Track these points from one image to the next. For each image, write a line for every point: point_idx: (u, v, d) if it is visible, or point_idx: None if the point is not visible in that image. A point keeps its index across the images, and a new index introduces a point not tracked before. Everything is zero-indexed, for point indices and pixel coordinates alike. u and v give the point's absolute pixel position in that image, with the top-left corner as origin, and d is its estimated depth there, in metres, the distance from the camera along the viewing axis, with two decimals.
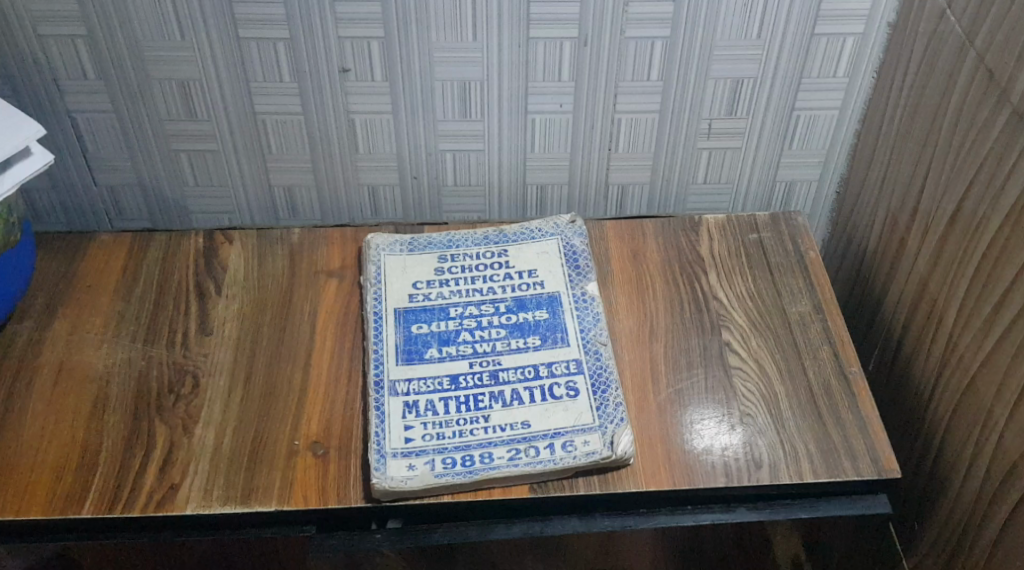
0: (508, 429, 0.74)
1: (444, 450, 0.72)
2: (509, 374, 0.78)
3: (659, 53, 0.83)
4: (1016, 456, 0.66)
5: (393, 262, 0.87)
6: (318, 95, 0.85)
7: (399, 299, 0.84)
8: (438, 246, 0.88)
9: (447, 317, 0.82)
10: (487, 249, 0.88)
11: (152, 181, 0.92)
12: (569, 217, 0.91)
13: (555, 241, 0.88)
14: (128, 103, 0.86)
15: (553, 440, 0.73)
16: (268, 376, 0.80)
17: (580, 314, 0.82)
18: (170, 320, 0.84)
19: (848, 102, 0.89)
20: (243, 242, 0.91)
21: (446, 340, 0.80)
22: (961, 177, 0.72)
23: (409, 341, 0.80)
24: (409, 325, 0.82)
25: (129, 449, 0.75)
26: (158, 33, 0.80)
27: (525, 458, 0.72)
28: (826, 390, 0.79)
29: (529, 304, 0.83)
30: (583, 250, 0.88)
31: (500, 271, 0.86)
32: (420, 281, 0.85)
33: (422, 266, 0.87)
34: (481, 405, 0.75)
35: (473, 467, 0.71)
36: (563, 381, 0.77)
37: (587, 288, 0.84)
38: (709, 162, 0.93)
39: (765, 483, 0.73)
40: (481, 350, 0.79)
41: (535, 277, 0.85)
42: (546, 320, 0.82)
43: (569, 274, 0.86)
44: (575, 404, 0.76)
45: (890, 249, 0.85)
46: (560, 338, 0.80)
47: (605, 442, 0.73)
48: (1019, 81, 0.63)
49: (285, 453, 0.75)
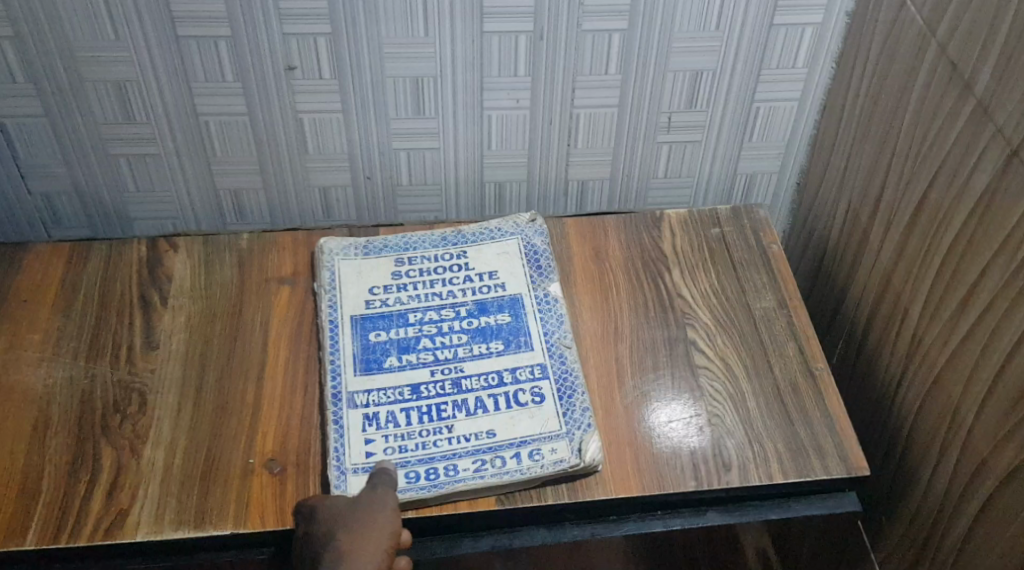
0: (473, 440, 0.71)
1: (407, 464, 0.70)
2: (473, 381, 0.75)
3: (617, 46, 0.81)
4: (984, 451, 0.65)
5: (349, 267, 0.84)
6: (264, 94, 0.82)
7: (356, 305, 0.81)
8: (394, 248, 0.85)
9: (407, 323, 0.79)
10: (446, 250, 0.85)
11: (91, 187, 0.88)
12: (529, 215, 0.89)
13: (515, 241, 0.86)
14: (61, 106, 0.81)
15: (519, 449, 0.71)
16: (219, 392, 0.77)
17: (542, 316, 0.80)
18: (114, 335, 0.80)
19: (807, 93, 0.87)
20: (189, 249, 0.87)
21: (406, 348, 0.77)
22: (924, 170, 0.71)
23: (367, 350, 0.78)
24: (366, 333, 0.79)
25: (74, 473, 0.71)
26: (89, 31, 0.76)
27: (491, 469, 0.70)
28: (792, 386, 0.78)
29: (490, 307, 0.81)
30: (544, 248, 0.85)
31: (459, 273, 0.83)
32: (377, 287, 0.82)
33: (379, 270, 0.84)
34: (444, 415, 0.73)
35: (437, 481, 0.69)
36: (527, 388, 0.75)
37: (551, 288, 0.82)
38: (669, 156, 0.92)
39: (735, 486, 0.72)
40: (442, 357, 0.77)
41: (496, 279, 0.83)
42: (509, 323, 0.79)
43: (530, 274, 0.83)
44: (541, 411, 0.74)
45: (853, 242, 0.85)
46: (524, 342, 0.78)
47: (573, 450, 0.71)
48: (983, 74, 0.62)
49: (240, 472, 0.71)
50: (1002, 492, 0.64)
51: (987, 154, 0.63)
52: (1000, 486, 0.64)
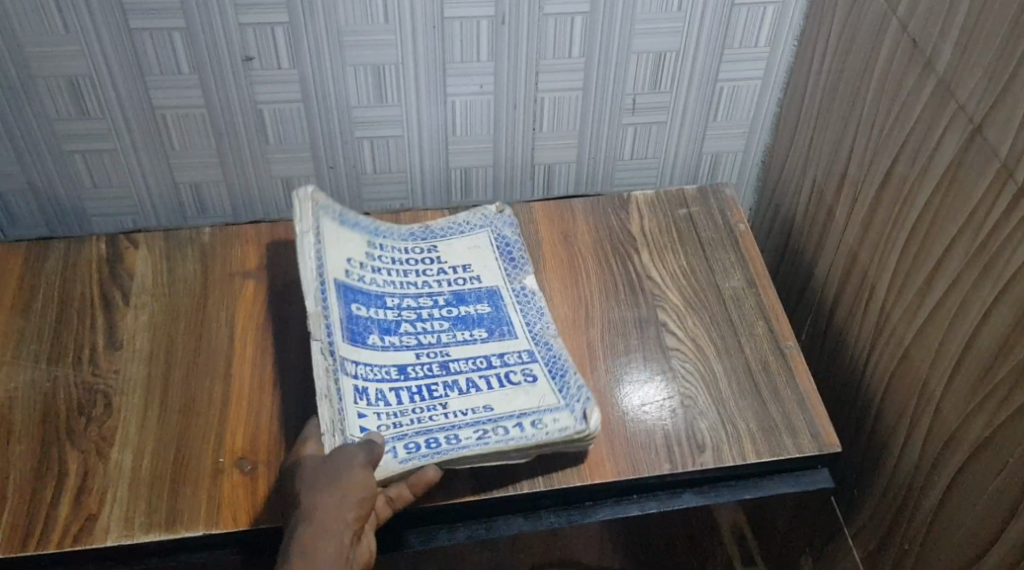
0: (470, 413, 0.70)
1: (405, 436, 0.68)
2: (460, 365, 0.75)
3: (580, 29, 0.81)
4: (953, 424, 0.66)
5: (331, 226, 0.80)
6: (222, 85, 0.80)
7: (338, 271, 0.77)
8: (368, 232, 0.82)
9: (387, 305, 0.78)
10: (416, 244, 0.84)
11: (45, 185, 0.86)
12: (497, 205, 0.87)
13: (486, 234, 0.85)
14: (10, 103, 0.78)
15: (520, 420, 0.70)
16: (186, 391, 0.75)
17: (523, 305, 0.80)
18: (75, 336, 0.78)
19: (770, 72, 0.88)
20: (149, 246, 0.85)
21: (387, 329, 0.76)
22: (888, 146, 0.71)
23: (352, 321, 0.75)
24: (350, 303, 0.76)
25: (38, 479, 0.69)
26: (37, 25, 0.73)
27: (494, 437, 0.68)
28: (763, 365, 0.79)
29: (469, 298, 0.80)
30: (515, 240, 0.85)
31: (431, 266, 0.82)
32: (354, 260, 0.79)
33: (356, 244, 0.81)
34: (436, 393, 0.72)
35: (439, 448, 0.67)
36: (518, 369, 0.75)
37: (526, 281, 0.82)
38: (634, 138, 0.91)
39: (709, 467, 0.72)
40: (427, 342, 0.76)
41: (471, 272, 0.82)
42: (490, 313, 0.79)
43: (504, 267, 0.83)
44: (535, 388, 0.73)
45: (818, 219, 0.85)
46: (507, 330, 0.78)
47: (576, 418, 0.70)
48: (944, 52, 0.63)
49: (211, 472, 0.70)
50: (971, 465, 0.65)
51: (949, 131, 0.63)
52: (970, 459, 0.65)
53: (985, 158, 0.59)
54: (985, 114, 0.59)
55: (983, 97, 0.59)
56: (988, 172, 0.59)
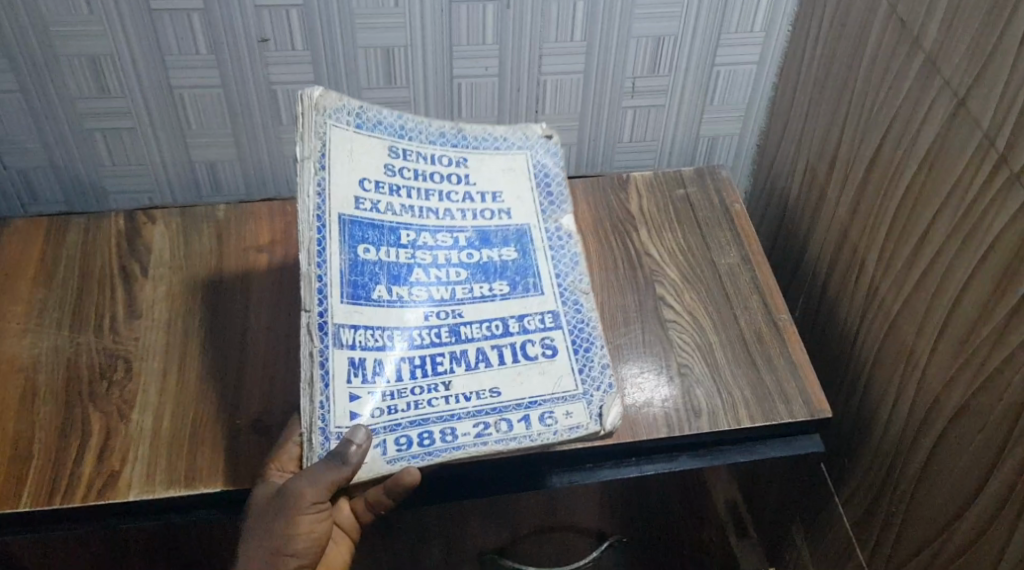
0: (474, 400, 0.66)
1: (397, 428, 0.64)
2: (473, 330, 0.68)
3: (582, 13, 0.84)
4: (937, 389, 0.69)
5: (341, 139, 0.68)
6: (238, 65, 0.83)
7: (346, 200, 0.67)
8: (388, 132, 0.71)
9: (399, 243, 0.69)
10: (445, 152, 0.73)
11: (66, 162, 0.89)
12: (542, 128, 0.78)
13: (524, 157, 0.76)
14: (35, 81, 0.82)
15: (528, 411, 0.66)
16: (203, 358, 0.79)
17: (554, 255, 0.73)
18: (96, 305, 0.82)
19: (765, 56, 0.91)
20: (166, 221, 0.88)
21: (396, 277, 0.68)
22: (879, 124, 0.74)
23: (356, 269, 0.66)
24: (355, 244, 0.67)
25: (63, 438, 0.73)
26: (62, 5, 0.77)
27: (495, 434, 0.65)
28: (757, 337, 0.82)
29: (494, 239, 0.72)
30: (555, 171, 0.76)
31: (458, 187, 0.73)
32: (368, 180, 0.69)
33: (371, 154, 0.70)
34: (440, 369, 0.66)
35: (433, 448, 0.64)
36: (537, 338, 0.69)
37: (562, 221, 0.75)
38: (634, 120, 0.95)
39: (705, 431, 0.75)
40: (439, 295, 0.69)
41: (501, 203, 0.74)
42: (516, 260, 0.72)
43: (540, 201, 0.75)
44: (553, 366, 0.68)
45: (811, 199, 0.88)
46: (532, 284, 0.71)
47: (592, 415, 0.67)
48: (930, 32, 0.66)
49: (228, 433, 0.74)
50: (954, 427, 0.68)
51: (935, 107, 0.66)
52: (953, 422, 0.68)
53: (969, 130, 0.63)
54: (968, 88, 0.62)
55: (967, 72, 0.62)
56: (971, 143, 0.63)
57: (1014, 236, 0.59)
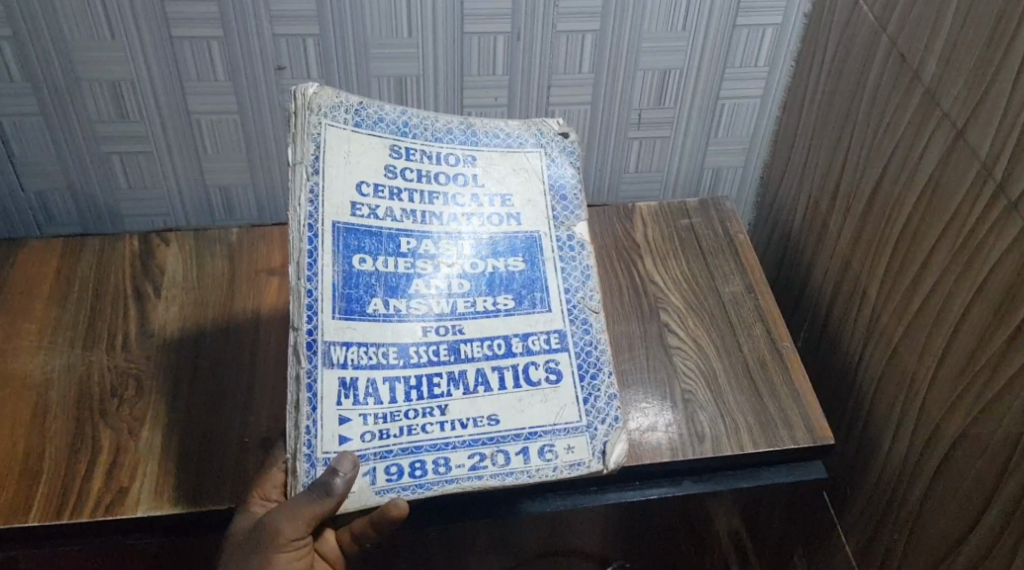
0: (471, 427, 0.64)
1: (388, 455, 0.62)
2: (474, 348, 0.66)
3: (590, 46, 0.86)
4: (938, 416, 0.70)
5: (337, 140, 0.65)
6: (254, 92, 0.85)
7: (340, 207, 0.64)
8: (391, 129, 0.67)
9: (398, 252, 0.66)
10: (453, 150, 0.69)
11: (83, 185, 0.91)
12: (558, 124, 0.73)
13: (536, 155, 0.71)
14: (56, 104, 0.84)
15: (527, 444, 0.65)
16: (213, 377, 0.80)
17: (564, 267, 0.69)
18: (109, 324, 0.83)
19: (769, 90, 0.93)
20: (179, 243, 0.90)
21: (394, 289, 0.65)
22: (879, 155, 0.76)
23: (349, 282, 0.64)
24: (349, 255, 0.64)
25: (74, 454, 0.74)
26: (87, 32, 0.79)
27: (491, 468, 0.64)
28: (760, 364, 0.83)
29: (501, 248, 0.68)
30: (572, 173, 0.71)
31: (465, 189, 0.69)
32: (366, 183, 0.65)
33: (370, 155, 0.66)
34: (437, 391, 0.64)
35: (424, 480, 0.63)
36: (542, 361, 0.67)
37: (575, 229, 0.70)
38: (639, 151, 0.96)
39: (708, 456, 0.76)
40: (439, 309, 0.66)
41: (511, 208, 0.69)
42: (523, 272, 0.68)
43: (553, 206, 0.70)
44: (556, 394, 0.66)
45: (814, 230, 0.90)
46: (539, 299, 0.68)
47: (594, 452, 0.66)
48: (929, 66, 0.68)
49: (236, 452, 0.74)
50: (954, 454, 0.68)
51: (934, 139, 0.68)
52: (953, 449, 0.69)
53: (967, 160, 0.64)
54: (966, 120, 0.64)
55: (965, 104, 0.64)
56: (969, 173, 0.64)
57: (1011, 264, 0.60)
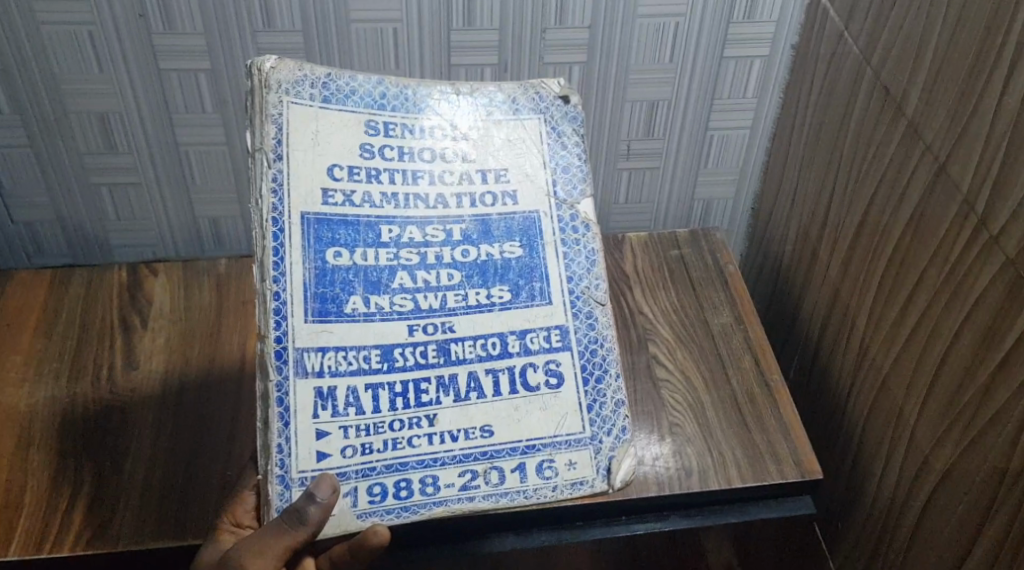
0: (463, 441, 0.63)
1: (370, 475, 0.61)
2: (465, 349, 0.64)
3: (577, 78, 0.87)
4: (926, 450, 0.69)
5: (302, 119, 0.63)
6: (241, 122, 0.85)
7: (308, 198, 0.63)
8: (366, 102, 0.65)
9: (378, 241, 0.64)
10: (443, 123, 0.67)
11: (72, 217, 0.91)
12: (561, 86, 0.70)
13: (535, 121, 0.69)
14: (45, 136, 0.84)
15: (524, 461, 0.64)
16: (197, 411, 0.79)
17: (566, 252, 0.68)
18: (95, 356, 0.82)
19: (758, 121, 0.93)
20: (168, 274, 0.90)
21: (375, 285, 0.63)
22: (866, 186, 0.75)
23: (323, 280, 0.62)
24: (322, 249, 0.62)
25: (55, 488, 0.73)
26: (75, 65, 0.80)
27: (484, 488, 0.63)
28: (749, 397, 0.82)
29: (495, 231, 0.66)
30: (574, 144, 0.70)
31: (455, 169, 0.66)
32: (338, 166, 0.63)
33: (342, 137, 0.64)
34: (424, 399, 0.63)
35: (409, 501, 0.62)
36: (541, 361, 0.66)
37: (578, 209, 0.69)
38: (629, 182, 0.96)
39: (695, 490, 0.75)
40: (426, 305, 0.64)
41: (507, 187, 0.67)
42: (520, 259, 0.66)
43: (553, 179, 0.68)
44: (558, 399, 0.66)
45: (803, 261, 0.89)
46: (539, 290, 0.67)
47: (598, 472, 0.67)
48: (912, 97, 0.68)
49: (219, 486, 0.74)
50: (942, 489, 0.67)
51: (917, 171, 0.68)
52: (940, 483, 0.68)
53: (949, 193, 0.64)
54: (947, 152, 0.64)
55: (946, 136, 0.64)
56: (951, 207, 0.64)
57: (993, 297, 0.60)
